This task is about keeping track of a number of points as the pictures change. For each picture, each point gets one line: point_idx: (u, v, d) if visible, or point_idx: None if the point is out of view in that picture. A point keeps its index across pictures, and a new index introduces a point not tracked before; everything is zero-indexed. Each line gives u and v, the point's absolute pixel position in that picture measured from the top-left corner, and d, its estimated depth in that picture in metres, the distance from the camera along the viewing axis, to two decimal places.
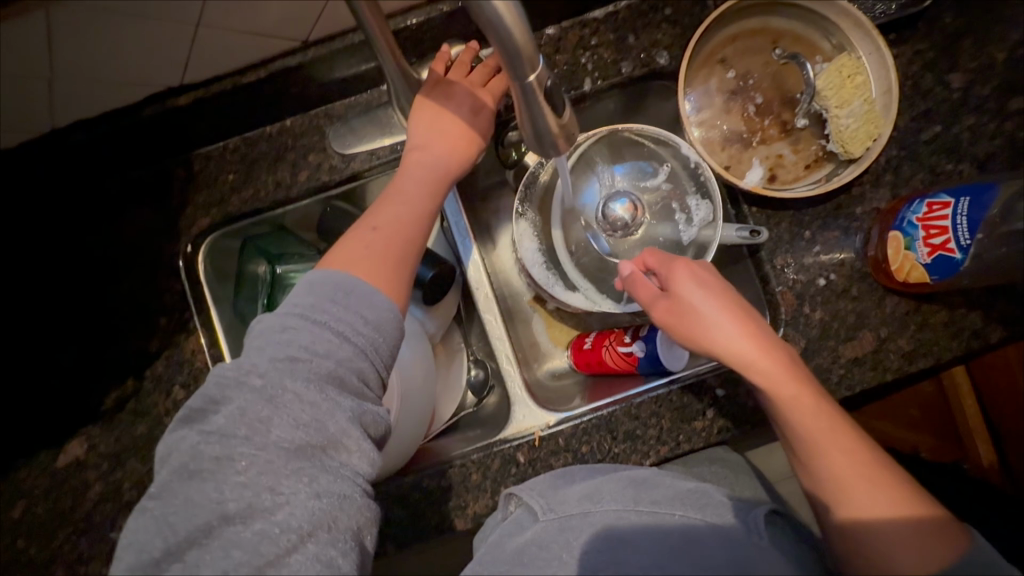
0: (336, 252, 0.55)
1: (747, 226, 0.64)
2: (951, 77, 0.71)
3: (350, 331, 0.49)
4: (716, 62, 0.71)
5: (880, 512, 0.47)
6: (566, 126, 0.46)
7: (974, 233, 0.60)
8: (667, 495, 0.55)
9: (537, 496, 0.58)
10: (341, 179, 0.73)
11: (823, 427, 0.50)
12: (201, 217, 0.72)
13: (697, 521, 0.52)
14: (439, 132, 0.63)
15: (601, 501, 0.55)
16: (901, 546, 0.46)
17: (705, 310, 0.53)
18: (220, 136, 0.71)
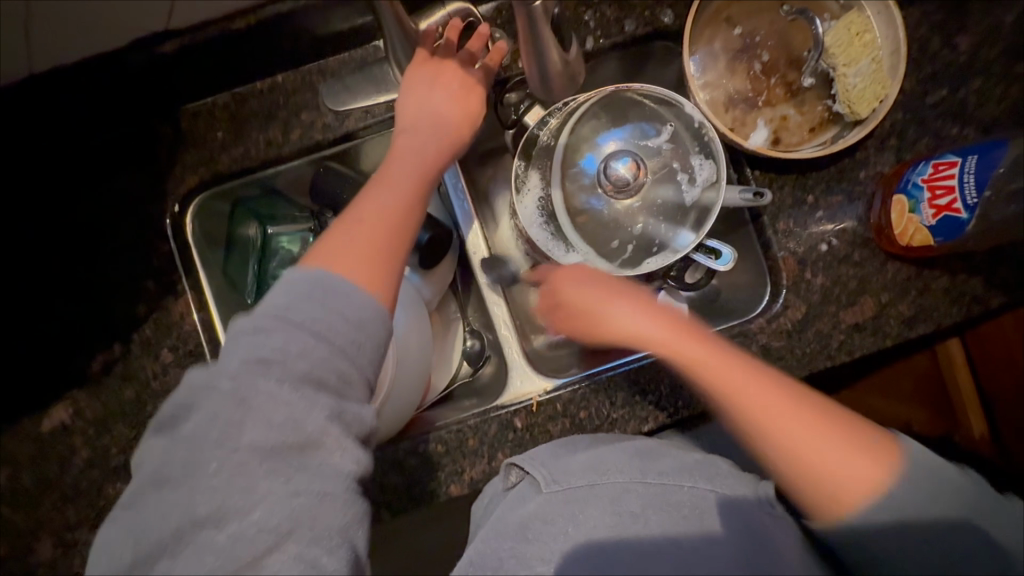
0: (317, 248, 0.52)
1: (750, 187, 0.63)
2: (959, 40, 0.70)
3: (328, 328, 0.47)
4: (722, 20, 0.70)
5: (834, 459, 0.47)
6: (572, 63, 0.62)
7: (981, 192, 0.60)
8: (675, 470, 0.54)
9: (540, 467, 0.57)
10: (335, 138, 0.70)
11: (735, 380, 0.50)
12: (188, 176, 0.69)
13: (706, 492, 0.52)
14: (424, 115, 0.60)
15: (607, 474, 0.53)
16: (860, 482, 0.47)
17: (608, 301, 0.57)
18: (208, 92, 0.68)
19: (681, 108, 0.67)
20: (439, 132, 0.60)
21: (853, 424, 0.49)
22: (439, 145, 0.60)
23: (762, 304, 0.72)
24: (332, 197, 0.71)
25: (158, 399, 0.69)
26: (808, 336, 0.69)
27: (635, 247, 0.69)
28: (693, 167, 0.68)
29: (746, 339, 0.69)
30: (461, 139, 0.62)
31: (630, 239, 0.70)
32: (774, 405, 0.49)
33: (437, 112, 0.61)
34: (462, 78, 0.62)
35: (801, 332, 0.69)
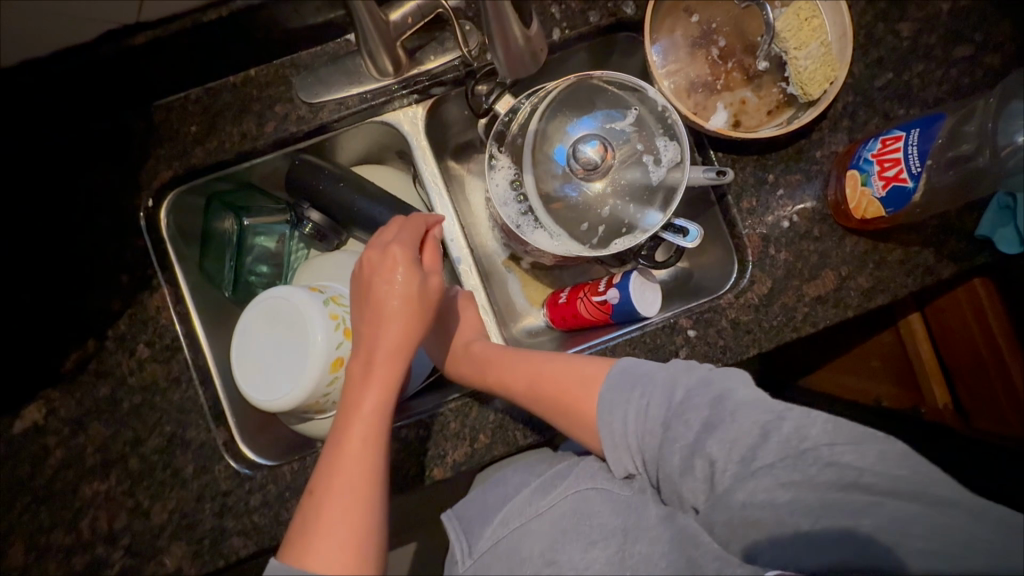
0: (291, 534, 0.50)
1: (713, 167, 0.67)
2: (902, 26, 0.74)
3: None
4: (681, 10, 0.73)
5: (562, 391, 0.61)
6: (534, 41, 0.60)
7: (924, 162, 0.63)
8: (562, 485, 0.62)
9: (460, 535, 0.65)
10: (309, 130, 0.72)
11: (484, 361, 0.69)
12: (163, 169, 0.70)
13: (587, 491, 0.60)
14: (378, 328, 0.58)
15: (509, 521, 0.62)
16: (580, 404, 0.60)
17: (439, 340, 0.74)
18: (182, 86, 0.70)
19: (643, 92, 0.70)
20: (391, 347, 0.58)
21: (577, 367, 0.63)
22: (394, 364, 0.57)
23: (730, 281, 0.74)
24: (313, 190, 0.73)
25: (134, 394, 0.69)
26: (774, 310, 0.72)
27: (606, 229, 0.72)
28: (659, 149, 0.71)
29: (714, 315, 0.71)
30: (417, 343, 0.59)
31: (599, 222, 0.72)
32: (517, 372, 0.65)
33: (386, 328, 0.58)
34: (408, 283, 0.59)
35: (767, 306, 0.72)
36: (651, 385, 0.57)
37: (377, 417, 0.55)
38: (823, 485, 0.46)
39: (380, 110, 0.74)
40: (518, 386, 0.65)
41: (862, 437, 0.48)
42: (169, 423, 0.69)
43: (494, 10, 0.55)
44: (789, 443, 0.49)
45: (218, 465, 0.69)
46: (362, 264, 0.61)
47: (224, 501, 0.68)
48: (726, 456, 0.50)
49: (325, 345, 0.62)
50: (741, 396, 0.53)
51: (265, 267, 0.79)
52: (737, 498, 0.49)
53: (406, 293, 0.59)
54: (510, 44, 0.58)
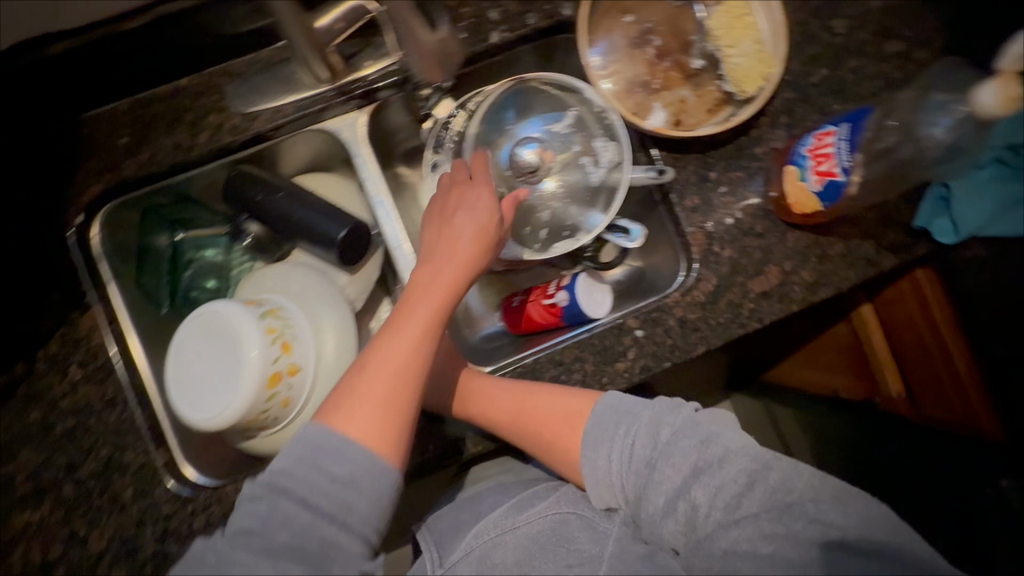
0: (334, 393, 0.53)
1: (653, 166, 0.68)
2: (834, 23, 0.76)
3: (314, 496, 0.48)
4: (618, 11, 0.73)
5: (552, 429, 0.63)
6: (445, 42, 0.59)
7: (853, 155, 0.63)
8: (539, 505, 0.65)
9: (432, 545, 0.66)
10: (245, 140, 0.70)
11: (479, 385, 0.68)
12: (93, 183, 0.68)
13: (567, 515, 0.62)
14: (448, 240, 0.61)
15: (482, 532, 0.64)
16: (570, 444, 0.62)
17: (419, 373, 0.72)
18: (111, 96, 0.68)
19: (577, 93, 0.70)
20: (459, 269, 0.60)
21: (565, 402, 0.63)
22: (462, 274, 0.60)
23: (677, 279, 0.74)
24: (251, 203, 0.71)
25: (67, 417, 0.66)
26: (720, 306, 0.72)
27: (548, 232, 0.71)
28: (599, 150, 0.70)
29: (661, 314, 0.72)
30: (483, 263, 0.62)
31: (542, 225, 0.72)
32: (512, 400, 0.65)
33: (458, 242, 0.61)
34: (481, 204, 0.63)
35: (713, 303, 0.72)
36: (636, 422, 0.58)
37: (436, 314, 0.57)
38: (807, 542, 0.47)
39: (318, 118, 0.72)
40: (508, 418, 0.65)
41: (842, 497, 0.49)
42: (105, 446, 0.66)
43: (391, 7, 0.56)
44: (774, 495, 0.50)
45: (158, 488, 0.66)
46: (445, 182, 0.65)
47: (166, 524, 0.66)
48: (709, 504, 0.51)
49: (261, 361, 0.60)
50: (730, 440, 0.54)
51: (212, 283, 0.75)
52: (720, 544, 0.49)
53: (480, 225, 0.62)
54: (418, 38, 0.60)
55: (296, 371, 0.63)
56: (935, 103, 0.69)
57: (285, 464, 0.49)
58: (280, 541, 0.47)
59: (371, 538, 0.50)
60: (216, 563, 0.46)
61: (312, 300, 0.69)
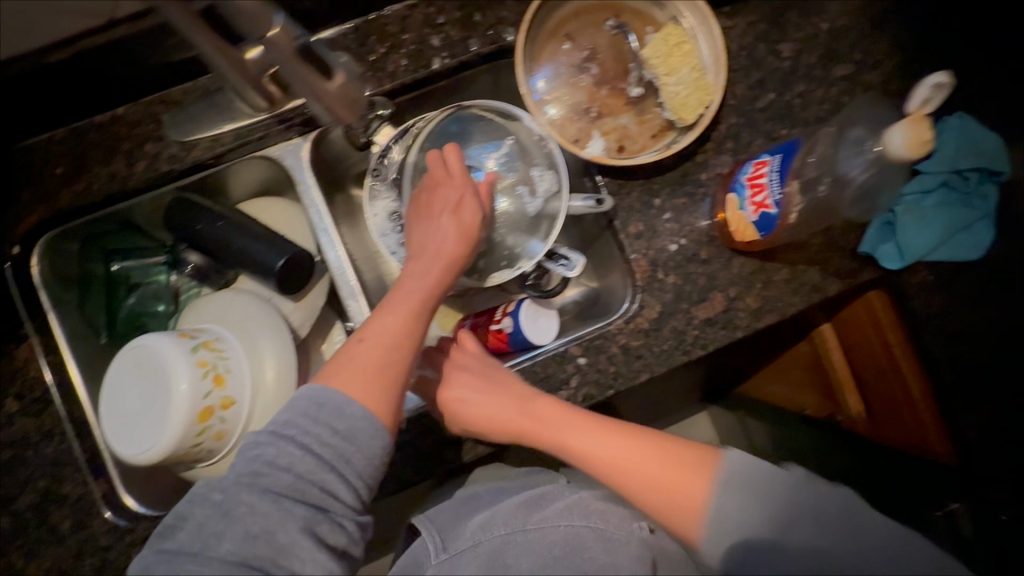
0: (329, 366, 0.54)
1: (592, 195, 0.68)
2: (782, 47, 0.75)
3: (317, 442, 0.49)
4: (560, 37, 0.73)
5: (662, 468, 0.51)
6: (343, 87, 0.58)
7: (785, 188, 0.63)
8: (551, 510, 0.60)
9: (435, 535, 0.65)
10: (183, 168, 0.70)
11: (562, 419, 0.59)
12: (28, 216, 0.68)
13: (581, 528, 0.56)
14: (436, 233, 0.63)
15: (492, 528, 0.60)
16: (675, 483, 0.49)
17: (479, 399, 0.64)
18: (45, 127, 0.68)
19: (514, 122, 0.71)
20: (446, 258, 0.62)
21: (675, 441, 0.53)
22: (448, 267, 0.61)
23: (623, 306, 0.74)
24: (190, 231, 0.71)
25: (4, 449, 0.67)
26: (664, 334, 0.72)
27: (486, 260, 0.71)
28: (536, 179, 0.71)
29: (604, 341, 0.71)
30: (466, 258, 0.63)
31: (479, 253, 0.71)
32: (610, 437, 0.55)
33: (446, 232, 0.63)
34: (459, 197, 0.64)
35: (657, 330, 0.72)
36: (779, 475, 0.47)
37: (422, 303, 0.59)
38: None
39: (260, 145, 0.72)
40: (602, 452, 0.54)
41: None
42: (42, 478, 0.66)
43: (290, 66, 0.52)
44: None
45: (95, 518, 0.66)
46: (429, 172, 0.66)
47: (104, 556, 0.66)
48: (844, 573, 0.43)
49: (190, 395, 0.60)
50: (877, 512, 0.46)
51: (162, 306, 0.77)
52: None
53: (463, 219, 0.63)
54: (321, 95, 0.56)
55: (228, 406, 0.63)
56: (859, 135, 0.65)
57: (289, 417, 0.50)
58: (283, 482, 0.47)
59: (362, 492, 0.51)
60: (222, 502, 0.46)
61: (251, 331, 0.69)
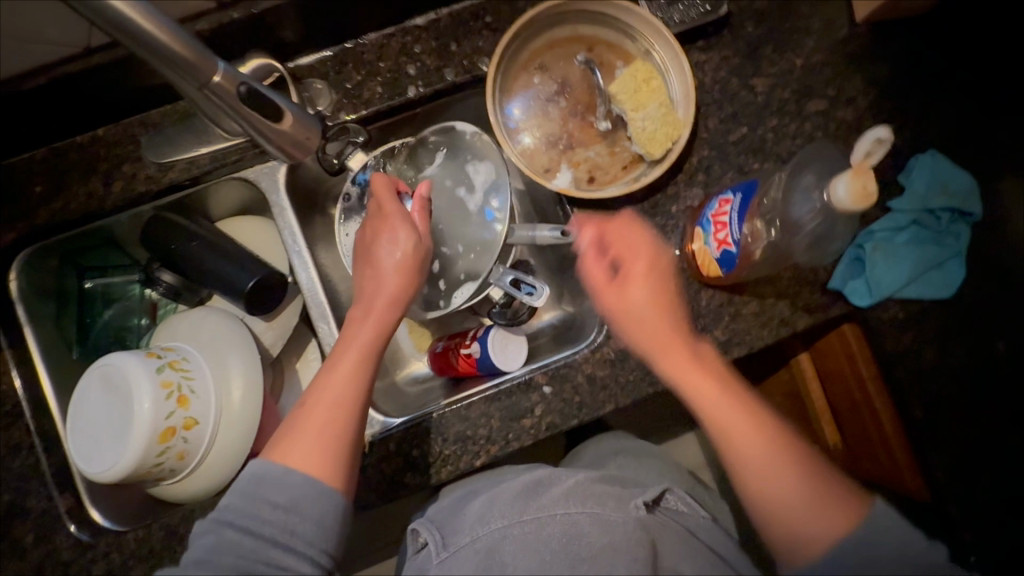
0: (276, 437, 0.56)
1: (559, 226, 0.68)
2: (756, 81, 0.76)
3: (255, 523, 0.50)
4: (534, 69, 0.74)
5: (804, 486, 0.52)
6: (294, 123, 0.60)
7: (743, 227, 0.64)
8: (547, 498, 0.61)
9: (435, 532, 0.65)
10: (159, 189, 0.71)
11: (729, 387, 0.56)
12: (6, 232, 0.69)
13: (578, 515, 0.58)
14: (377, 277, 0.64)
15: (490, 521, 0.61)
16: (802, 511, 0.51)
17: (644, 312, 0.58)
18: (26, 146, 0.70)
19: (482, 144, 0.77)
20: (386, 295, 0.63)
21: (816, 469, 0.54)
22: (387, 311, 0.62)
23: (591, 335, 0.74)
24: (164, 249, 0.72)
25: None
26: (630, 364, 0.72)
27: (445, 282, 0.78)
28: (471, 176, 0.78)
29: (570, 370, 0.72)
30: (412, 288, 0.65)
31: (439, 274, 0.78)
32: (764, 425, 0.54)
33: (389, 275, 0.64)
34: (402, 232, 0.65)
35: (624, 360, 0.72)
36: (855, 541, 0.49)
37: (360, 351, 0.59)
38: None
39: (237, 166, 0.73)
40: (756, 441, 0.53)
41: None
42: (7, 492, 0.68)
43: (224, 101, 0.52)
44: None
45: (60, 532, 0.67)
46: (370, 209, 0.69)
47: (65, 570, 0.66)
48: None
49: (152, 415, 0.61)
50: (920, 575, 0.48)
51: (141, 320, 0.79)
52: None
53: (405, 256, 0.64)
54: (268, 132, 0.58)
55: (191, 426, 0.64)
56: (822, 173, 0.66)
57: (235, 500, 0.51)
58: (225, 563, 0.48)
59: (320, 555, 0.51)
60: None
61: (220, 352, 0.70)
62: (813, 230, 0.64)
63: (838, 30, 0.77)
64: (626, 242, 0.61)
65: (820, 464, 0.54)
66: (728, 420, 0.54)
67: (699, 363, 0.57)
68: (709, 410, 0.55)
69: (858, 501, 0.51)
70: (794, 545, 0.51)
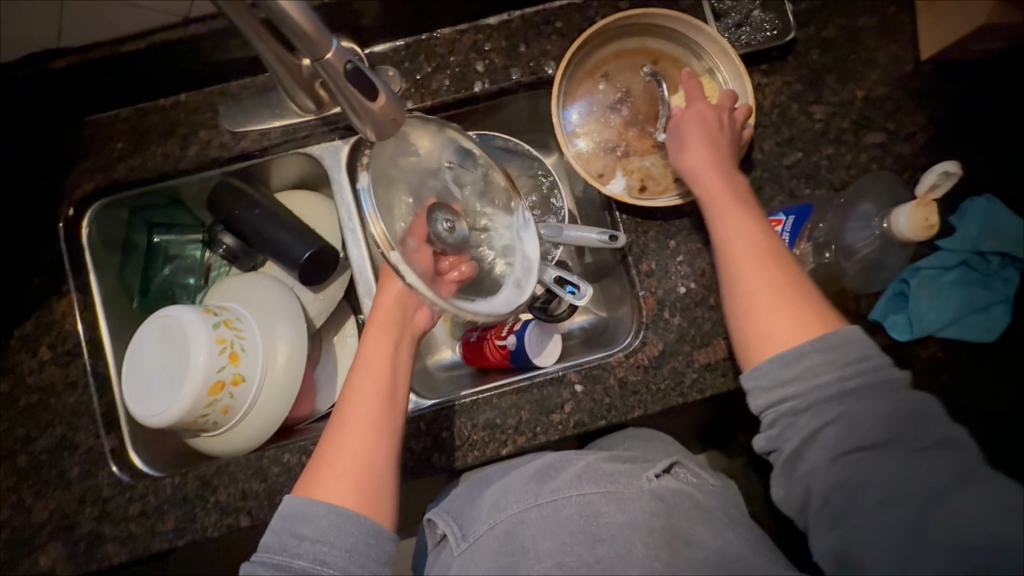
0: (308, 472, 0.57)
1: (606, 230, 0.71)
2: (815, 109, 0.77)
3: (286, 559, 0.52)
4: (598, 76, 0.77)
5: (785, 299, 0.53)
6: (386, 108, 0.53)
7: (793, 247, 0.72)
8: (561, 481, 0.63)
9: (451, 522, 0.67)
10: (232, 156, 0.75)
11: (750, 215, 0.59)
12: (85, 182, 0.73)
13: (592, 495, 0.60)
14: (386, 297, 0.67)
15: (505, 506, 0.63)
16: (767, 313, 0.53)
17: (688, 138, 0.65)
18: (113, 105, 0.74)
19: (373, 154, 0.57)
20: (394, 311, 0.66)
21: (812, 300, 0.53)
22: (382, 315, 0.66)
23: (625, 340, 0.76)
24: (227, 214, 0.75)
25: (32, 393, 0.72)
26: (662, 372, 0.73)
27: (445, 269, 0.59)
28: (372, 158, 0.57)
29: (602, 370, 0.73)
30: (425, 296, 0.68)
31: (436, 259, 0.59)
32: (756, 249, 0.57)
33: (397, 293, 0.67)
34: None
35: (657, 367, 0.73)
36: None
37: (371, 377, 0.62)
38: None
39: (302, 143, 0.76)
40: (750, 259, 0.56)
41: None
42: (60, 425, 0.71)
43: (337, 83, 0.51)
44: None
45: (102, 470, 0.71)
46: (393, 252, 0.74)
47: (103, 506, 0.70)
48: None
49: (206, 367, 0.64)
50: None
51: (192, 279, 0.82)
52: None
53: None
54: (359, 111, 0.52)
55: (239, 382, 0.68)
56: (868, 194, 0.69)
57: (268, 540, 0.54)
58: None
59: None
60: None
61: (271, 314, 0.73)
62: (867, 255, 0.71)
63: (904, 65, 0.77)
64: (691, 97, 0.68)
65: (821, 296, 0.54)
66: (730, 228, 0.59)
67: (731, 190, 0.62)
68: (719, 228, 0.59)
69: (835, 324, 0.52)
70: (748, 352, 0.54)
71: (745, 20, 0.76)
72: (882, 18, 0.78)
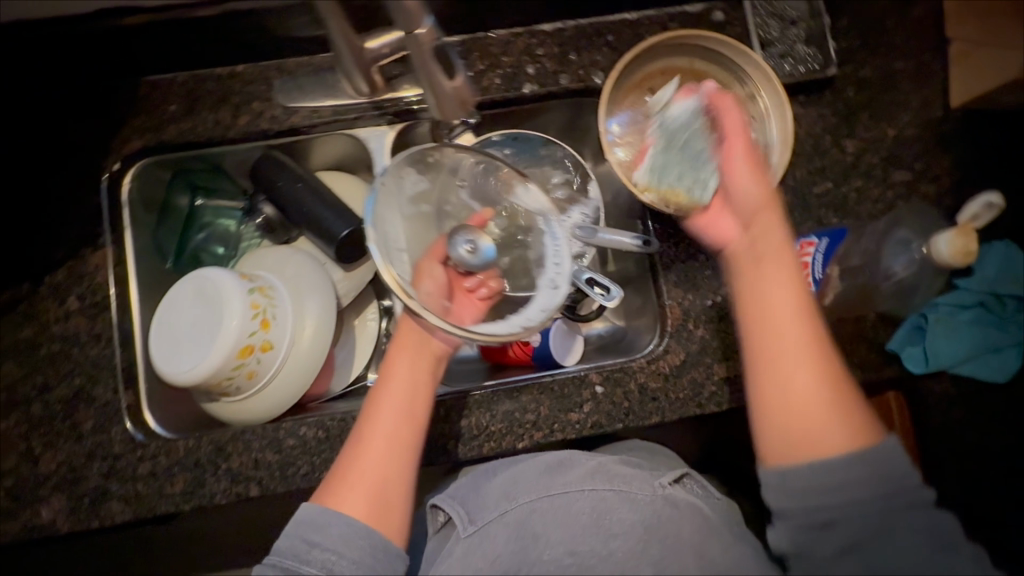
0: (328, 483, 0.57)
1: (641, 235, 0.72)
2: (848, 142, 0.80)
3: (300, 563, 0.53)
4: (644, 90, 0.80)
5: (816, 381, 0.52)
6: (459, 87, 0.62)
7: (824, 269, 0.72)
8: (574, 475, 0.64)
9: (457, 505, 0.66)
10: (280, 130, 0.76)
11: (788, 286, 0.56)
12: (134, 140, 0.74)
13: (605, 492, 0.61)
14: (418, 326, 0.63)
15: (517, 496, 0.63)
16: (799, 389, 0.52)
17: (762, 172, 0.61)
18: (170, 69, 0.75)
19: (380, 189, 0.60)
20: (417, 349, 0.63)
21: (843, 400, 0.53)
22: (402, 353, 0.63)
23: (647, 348, 0.77)
24: (268, 185, 0.76)
25: (54, 342, 0.72)
26: (682, 382, 0.74)
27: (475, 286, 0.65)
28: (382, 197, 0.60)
29: (623, 374, 0.74)
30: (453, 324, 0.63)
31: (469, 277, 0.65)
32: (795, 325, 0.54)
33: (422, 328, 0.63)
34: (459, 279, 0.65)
35: (677, 377, 0.74)
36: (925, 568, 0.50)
37: (396, 409, 0.60)
38: None
39: (351, 124, 0.78)
40: (787, 326, 0.54)
41: None
42: (79, 376, 0.71)
43: (419, 55, 0.56)
44: None
45: (115, 426, 0.70)
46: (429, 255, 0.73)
47: (113, 462, 0.69)
48: None
49: (238, 332, 0.65)
50: None
51: (222, 249, 0.82)
52: None
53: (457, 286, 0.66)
54: (438, 87, 0.59)
55: (267, 349, 0.68)
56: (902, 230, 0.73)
57: (282, 543, 0.54)
58: None
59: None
60: None
61: (302, 287, 0.73)
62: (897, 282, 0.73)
63: (934, 110, 0.80)
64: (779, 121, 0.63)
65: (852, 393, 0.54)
66: (768, 288, 0.56)
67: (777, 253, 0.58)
68: (761, 271, 0.57)
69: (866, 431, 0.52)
70: (765, 404, 0.53)
71: (788, 52, 0.79)
72: (917, 63, 0.81)
